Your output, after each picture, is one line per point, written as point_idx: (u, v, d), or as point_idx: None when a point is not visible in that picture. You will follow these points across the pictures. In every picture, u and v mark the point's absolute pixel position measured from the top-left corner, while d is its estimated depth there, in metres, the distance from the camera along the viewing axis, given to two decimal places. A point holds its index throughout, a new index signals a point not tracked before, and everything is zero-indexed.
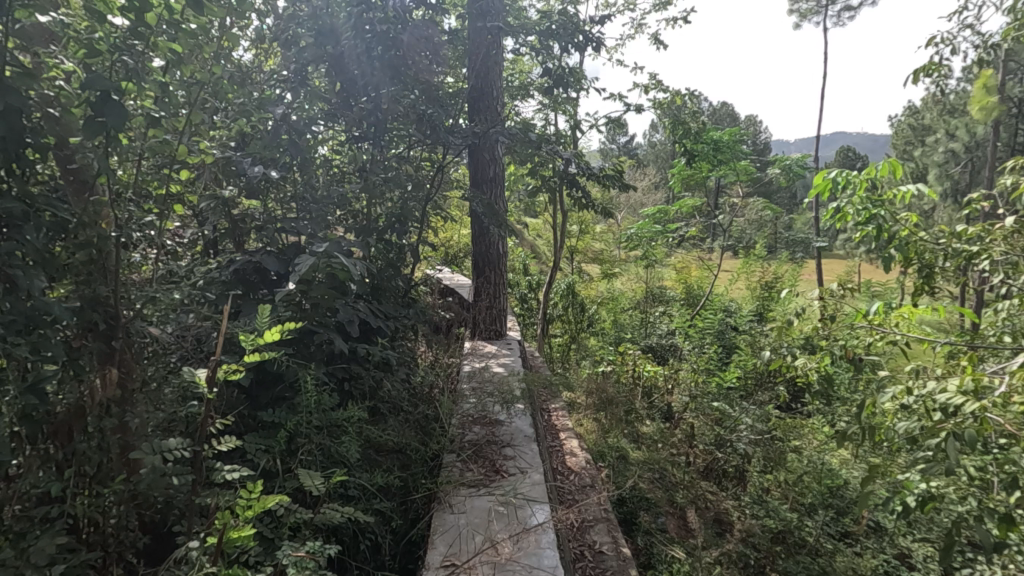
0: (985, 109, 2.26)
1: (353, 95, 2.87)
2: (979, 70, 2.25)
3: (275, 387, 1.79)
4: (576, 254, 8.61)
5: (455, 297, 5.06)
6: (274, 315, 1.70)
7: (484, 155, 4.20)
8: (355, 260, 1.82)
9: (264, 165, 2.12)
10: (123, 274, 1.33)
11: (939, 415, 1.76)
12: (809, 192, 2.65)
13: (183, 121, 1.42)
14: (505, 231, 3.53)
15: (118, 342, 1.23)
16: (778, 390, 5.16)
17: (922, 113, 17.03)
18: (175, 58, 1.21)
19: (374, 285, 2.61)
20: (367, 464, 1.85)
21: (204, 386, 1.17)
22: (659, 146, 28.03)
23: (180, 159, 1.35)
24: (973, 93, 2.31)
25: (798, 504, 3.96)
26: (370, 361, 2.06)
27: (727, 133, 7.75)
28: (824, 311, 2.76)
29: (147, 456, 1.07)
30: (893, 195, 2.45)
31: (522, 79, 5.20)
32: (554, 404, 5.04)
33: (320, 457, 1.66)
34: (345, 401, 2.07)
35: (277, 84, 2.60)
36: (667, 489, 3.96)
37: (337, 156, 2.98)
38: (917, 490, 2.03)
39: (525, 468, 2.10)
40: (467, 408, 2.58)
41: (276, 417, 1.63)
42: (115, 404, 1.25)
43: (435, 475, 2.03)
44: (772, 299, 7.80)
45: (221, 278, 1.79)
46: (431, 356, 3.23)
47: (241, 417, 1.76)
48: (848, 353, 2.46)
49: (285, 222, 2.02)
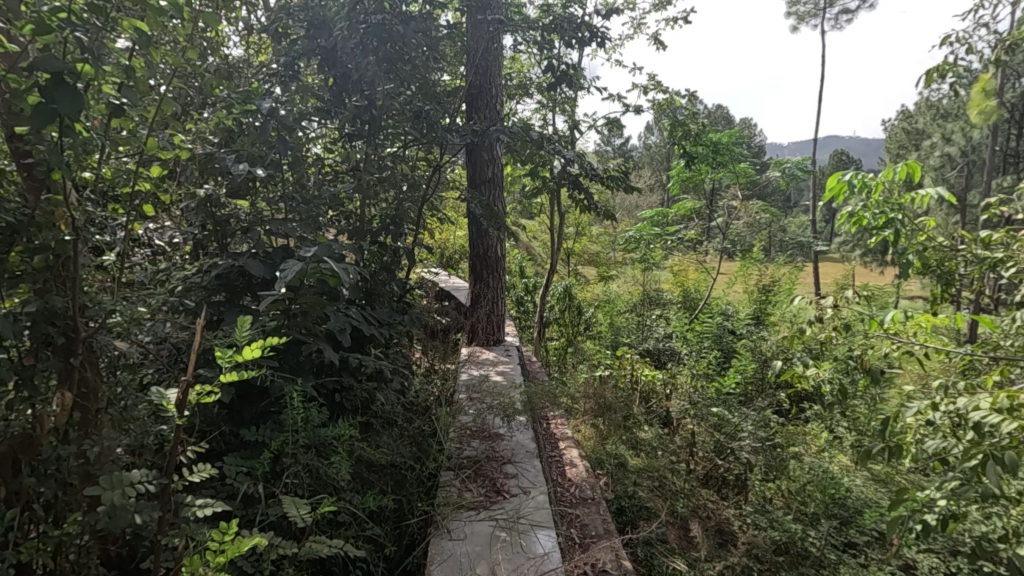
0: (984, 112, 2.17)
1: (347, 91, 2.75)
2: (978, 73, 2.15)
3: (260, 402, 1.65)
4: (572, 257, 8.48)
5: (453, 301, 4.96)
6: (258, 325, 1.57)
7: (483, 155, 4.08)
8: (348, 264, 1.70)
9: (250, 162, 1.99)
10: (90, 282, 1.20)
11: (971, 435, 1.66)
12: (823, 194, 2.55)
13: (153, 112, 1.26)
14: (506, 233, 3.40)
15: (78, 358, 1.10)
16: (780, 397, 5.06)
17: (919, 117, 17.14)
18: (141, 38, 1.04)
19: (368, 290, 2.48)
20: (358, 485, 1.71)
21: (174, 409, 1.04)
22: (654, 148, 27.93)
23: (154, 152, 1.21)
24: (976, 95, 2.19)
25: (800, 514, 3.84)
26: (364, 372, 1.93)
27: (725, 135, 7.92)
28: (836, 318, 2.66)
29: (103, 492, 0.93)
30: (911, 199, 2.36)
31: (521, 78, 5.12)
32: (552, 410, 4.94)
33: (308, 480, 1.54)
34: (337, 416, 1.94)
35: (267, 78, 2.59)
36: (667, 497, 3.83)
37: (330, 154, 2.87)
38: (940, 509, 1.93)
39: (527, 488, 1.99)
40: (466, 420, 2.45)
41: (260, 436, 1.50)
42: (75, 428, 1.11)
43: (432, 496, 1.89)
44: (771, 302, 7.73)
45: (203, 284, 1.66)
46: (428, 363, 3.12)
47: (221, 436, 1.62)
48: (864, 364, 2.36)
49: (273, 224, 1.88)
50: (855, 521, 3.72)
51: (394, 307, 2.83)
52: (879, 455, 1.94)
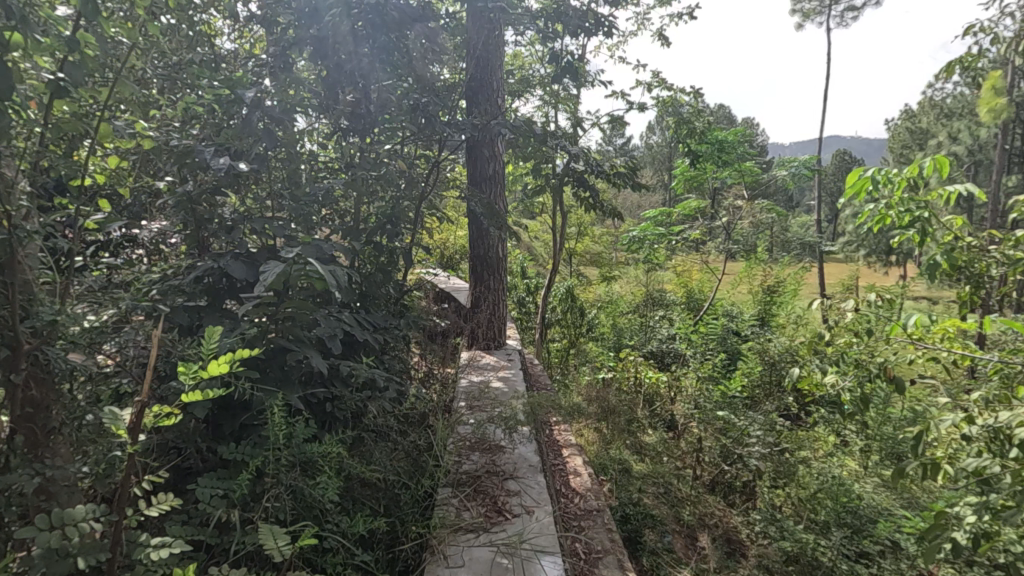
0: (995, 110, 2.04)
1: (340, 83, 2.61)
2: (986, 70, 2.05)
3: (243, 415, 1.52)
4: (574, 257, 8.32)
5: (453, 302, 4.84)
6: (237, 334, 1.44)
7: (484, 152, 3.94)
8: (336, 266, 1.57)
9: (233, 156, 1.87)
10: (40, 288, 1.07)
11: (1016, 452, 1.53)
12: (843, 191, 2.42)
13: (106, 93, 1.13)
14: (506, 232, 3.17)
15: (22, 375, 0.97)
16: (789, 401, 4.91)
17: (924, 116, 17.03)
18: (85, 5, 0.91)
19: (363, 293, 2.36)
20: (348, 505, 1.58)
21: (126, 435, 0.91)
22: (655, 147, 27.81)
23: (107, 138, 1.16)
24: (983, 94, 2.09)
25: (811, 523, 3.62)
26: (356, 381, 1.80)
27: (730, 133, 7.78)
28: (858, 323, 2.52)
29: (39, 535, 0.80)
30: (939, 195, 2.23)
31: (523, 73, 4.99)
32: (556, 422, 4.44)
33: (292, 503, 1.41)
34: (327, 429, 1.82)
35: (257, 69, 2.47)
36: (673, 506, 3.80)
37: (324, 151, 2.75)
38: (974, 528, 1.79)
39: (531, 508, 1.86)
40: (465, 431, 2.31)
41: (238, 454, 1.37)
42: (19, 452, 0.99)
43: (429, 517, 1.76)
44: (775, 303, 7.63)
45: (179, 287, 1.53)
46: (426, 368, 3.00)
47: (197, 453, 1.49)
48: (887, 370, 2.23)
49: (258, 223, 1.76)
50: (869, 529, 3.42)
51: (391, 310, 2.70)
52: (910, 472, 1.81)
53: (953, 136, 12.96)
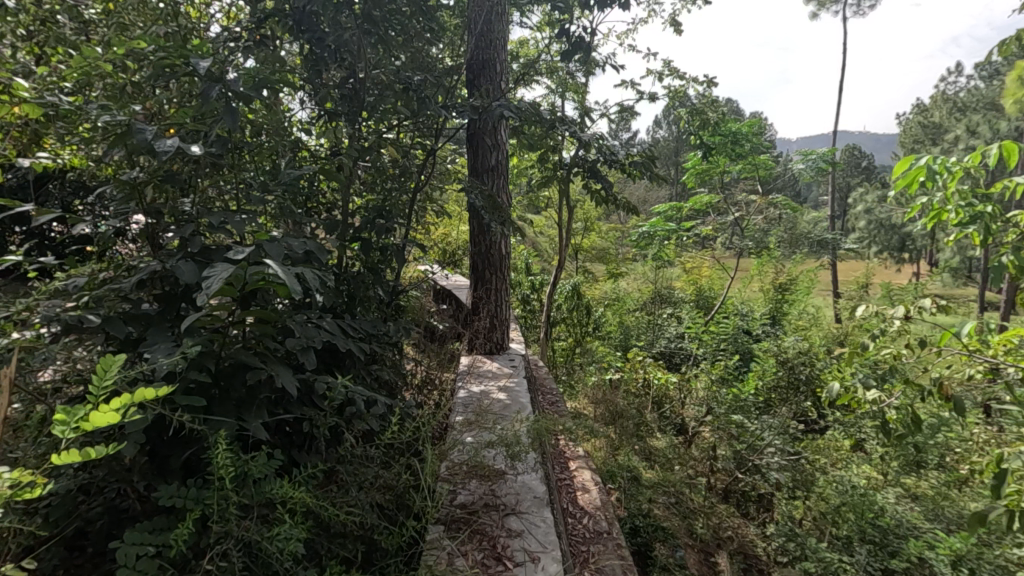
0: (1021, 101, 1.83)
1: (324, 60, 2.34)
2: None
3: (193, 447, 1.26)
4: (580, 254, 8.01)
5: (453, 300, 4.57)
6: (177, 353, 1.17)
7: (485, 140, 3.67)
8: (302, 266, 1.28)
9: (191, 139, 1.61)
10: None
11: None
12: (893, 182, 2.12)
13: None
14: (511, 228, 2.95)
15: None
16: (807, 405, 4.65)
17: (939, 110, 16.67)
18: None
19: (349, 296, 2.10)
20: (319, 555, 1.33)
21: None
22: (663, 143, 27.38)
23: None
24: (1006, 85, 1.89)
25: (832, 539, 3.26)
26: (331, 404, 1.53)
27: (744, 125, 7.40)
28: (906, 331, 2.22)
29: None
30: (1004, 187, 1.90)
31: (528, 60, 4.71)
32: (570, 445, 3.81)
33: (245, 558, 1.16)
34: (297, 458, 1.55)
35: (229, 42, 2.20)
36: (685, 517, 3.50)
37: (308, 138, 2.49)
38: None
39: (536, 554, 1.63)
40: (460, 454, 2.06)
41: (177, 500, 1.12)
42: None
43: (416, 565, 1.51)
44: (786, 301, 7.39)
45: (111, 290, 1.27)
46: (421, 376, 2.74)
47: (136, 493, 1.24)
48: (944, 387, 1.95)
49: (216, 216, 1.49)
50: (896, 546, 3.02)
51: (382, 312, 2.44)
52: (989, 515, 1.53)
53: (970, 130, 12.57)
